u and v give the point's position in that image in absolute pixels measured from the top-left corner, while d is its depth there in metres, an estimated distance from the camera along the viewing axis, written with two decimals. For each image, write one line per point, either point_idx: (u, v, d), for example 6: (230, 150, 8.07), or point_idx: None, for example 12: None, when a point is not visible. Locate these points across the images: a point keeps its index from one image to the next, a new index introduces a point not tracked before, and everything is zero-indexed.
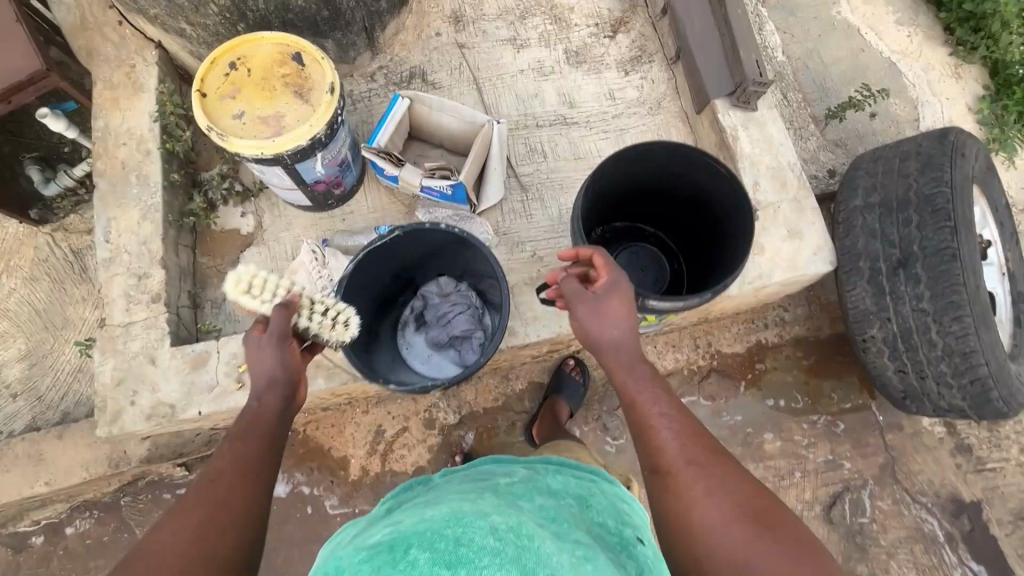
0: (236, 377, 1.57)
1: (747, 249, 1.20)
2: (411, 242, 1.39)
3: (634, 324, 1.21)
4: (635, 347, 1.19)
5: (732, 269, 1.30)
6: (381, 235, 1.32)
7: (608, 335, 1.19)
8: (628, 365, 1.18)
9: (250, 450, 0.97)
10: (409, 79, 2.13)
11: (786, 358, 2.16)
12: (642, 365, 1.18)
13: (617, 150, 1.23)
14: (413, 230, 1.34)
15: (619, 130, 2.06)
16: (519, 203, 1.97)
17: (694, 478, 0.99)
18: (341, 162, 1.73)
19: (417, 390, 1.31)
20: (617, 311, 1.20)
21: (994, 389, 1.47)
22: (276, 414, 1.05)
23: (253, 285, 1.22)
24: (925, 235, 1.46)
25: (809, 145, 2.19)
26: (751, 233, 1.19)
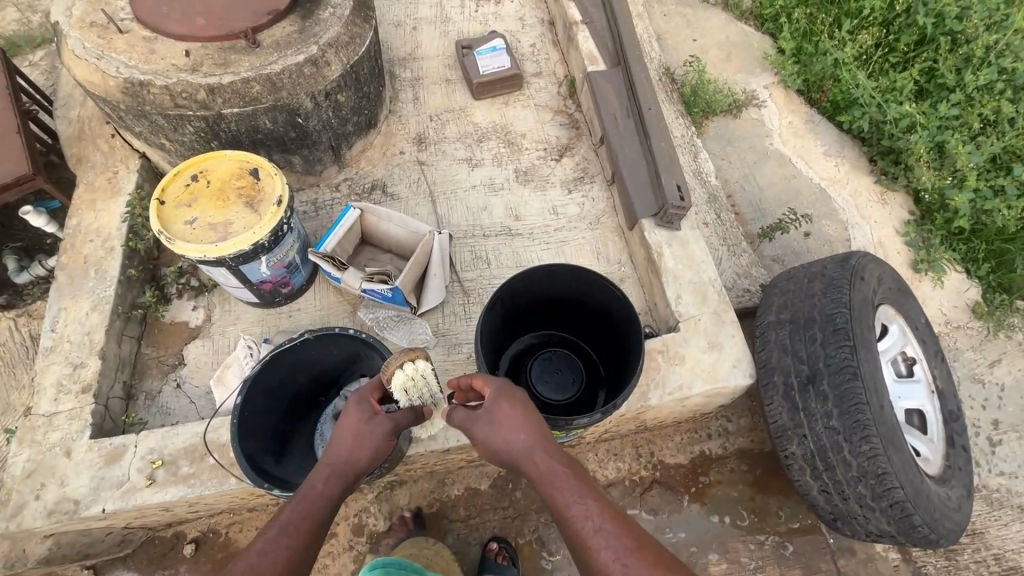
0: (149, 473, 1.55)
1: (639, 367, 1.26)
2: (323, 347, 1.44)
3: (540, 427, 1.18)
4: (552, 452, 1.15)
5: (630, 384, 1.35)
6: (291, 338, 1.38)
7: (519, 448, 1.15)
8: (551, 477, 1.12)
9: (288, 550, 1.01)
10: (370, 190, 2.32)
11: (731, 472, 2.11)
12: (562, 471, 1.12)
13: (526, 268, 1.34)
14: (321, 334, 1.40)
15: (560, 242, 2.21)
16: (461, 306, 2.05)
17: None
18: (288, 265, 1.85)
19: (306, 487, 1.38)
20: (515, 421, 1.17)
21: (914, 513, 1.43)
22: (323, 512, 1.10)
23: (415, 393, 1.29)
24: (829, 352, 1.52)
25: (742, 260, 2.31)
26: (643, 355, 1.25)
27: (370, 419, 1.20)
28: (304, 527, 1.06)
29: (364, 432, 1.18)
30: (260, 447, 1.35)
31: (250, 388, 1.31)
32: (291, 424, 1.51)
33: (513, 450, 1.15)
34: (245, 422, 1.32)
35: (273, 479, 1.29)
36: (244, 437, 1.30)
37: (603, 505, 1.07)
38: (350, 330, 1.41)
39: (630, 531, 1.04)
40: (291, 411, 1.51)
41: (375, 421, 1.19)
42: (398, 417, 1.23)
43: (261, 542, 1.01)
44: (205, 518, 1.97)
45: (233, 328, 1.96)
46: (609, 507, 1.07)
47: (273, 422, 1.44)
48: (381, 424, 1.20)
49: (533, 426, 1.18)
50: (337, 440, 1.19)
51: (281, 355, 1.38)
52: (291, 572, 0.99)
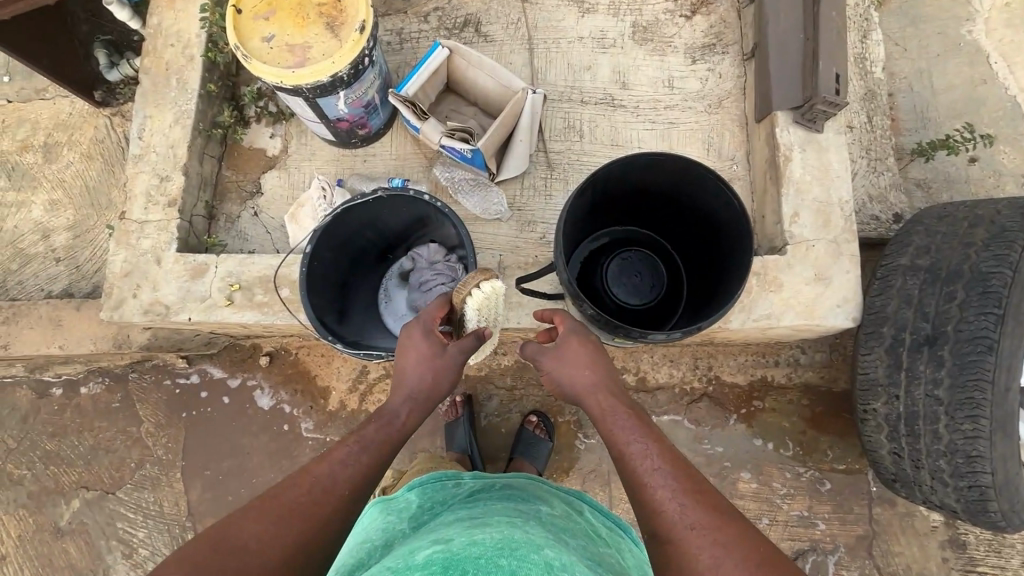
0: (228, 294, 1.64)
1: (739, 290, 1.09)
2: (393, 206, 1.36)
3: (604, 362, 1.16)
4: (617, 392, 1.12)
5: (720, 305, 1.20)
6: (363, 194, 1.30)
7: (587, 379, 1.14)
8: (611, 414, 1.08)
9: (365, 464, 1.01)
10: (462, 26, 2.02)
11: (788, 402, 2.02)
12: (624, 411, 1.09)
13: (629, 154, 1.13)
14: (395, 194, 1.30)
15: (668, 123, 1.90)
16: (542, 180, 1.87)
17: (701, 544, 0.86)
18: (367, 104, 1.71)
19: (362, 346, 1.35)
20: (582, 356, 1.16)
21: (992, 501, 1.32)
22: (403, 435, 1.10)
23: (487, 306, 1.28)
24: (965, 317, 1.28)
25: (881, 181, 1.93)
26: (747, 277, 1.08)
27: (439, 353, 1.16)
28: (384, 441, 1.06)
29: (438, 366, 1.15)
30: (328, 301, 1.37)
31: (320, 237, 1.27)
32: (355, 277, 1.49)
33: (581, 382, 1.14)
34: (315, 275, 1.31)
35: (341, 338, 1.33)
36: (314, 290, 1.31)
37: (663, 447, 1.01)
38: (425, 196, 1.32)
39: (691, 476, 0.97)
40: (358, 265, 1.49)
41: (444, 354, 1.16)
42: (463, 344, 1.18)
43: (341, 449, 1.02)
44: (278, 338, 2.15)
45: (308, 164, 1.91)
46: (669, 451, 1.01)
47: (340, 273, 1.42)
48: (449, 354, 1.17)
49: (599, 362, 1.16)
50: (408, 376, 1.15)
51: (353, 210, 1.31)
52: (369, 476, 1.00)
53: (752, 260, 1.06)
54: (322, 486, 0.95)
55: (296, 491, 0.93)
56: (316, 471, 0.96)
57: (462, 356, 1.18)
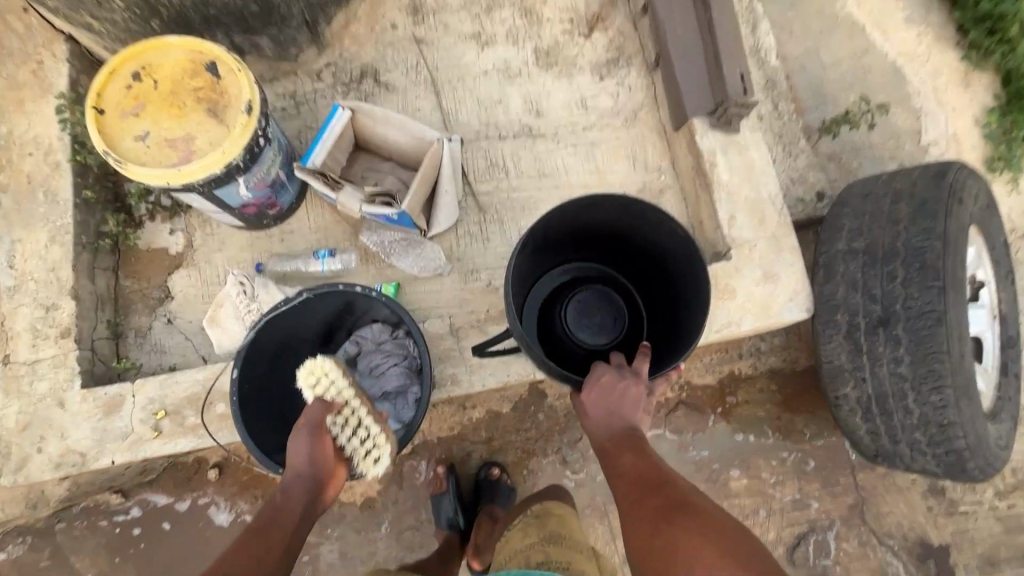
0: (154, 424, 1.45)
1: (702, 320, 1.06)
2: (320, 302, 1.27)
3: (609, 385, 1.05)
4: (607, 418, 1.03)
5: (683, 336, 1.17)
6: (286, 298, 1.21)
7: (598, 411, 1.04)
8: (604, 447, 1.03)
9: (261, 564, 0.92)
10: (360, 79, 1.91)
11: (759, 391, 2.05)
12: (614, 440, 1.02)
13: (562, 202, 1.11)
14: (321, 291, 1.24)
15: (589, 144, 1.87)
16: (476, 224, 1.80)
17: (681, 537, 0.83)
18: (272, 183, 1.56)
19: None
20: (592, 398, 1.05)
21: (969, 461, 1.36)
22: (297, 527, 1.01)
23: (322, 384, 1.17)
24: (910, 294, 1.32)
25: (799, 163, 2.00)
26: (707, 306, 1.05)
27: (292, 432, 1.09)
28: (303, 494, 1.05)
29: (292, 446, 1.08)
30: (274, 426, 1.27)
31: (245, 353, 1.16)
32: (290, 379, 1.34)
33: (587, 413, 1.05)
34: (250, 399, 1.21)
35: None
36: (255, 418, 1.20)
37: (650, 460, 0.96)
38: (355, 286, 1.25)
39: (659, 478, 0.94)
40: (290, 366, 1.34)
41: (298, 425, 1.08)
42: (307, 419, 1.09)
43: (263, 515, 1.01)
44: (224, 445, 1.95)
45: (219, 256, 1.73)
46: (657, 466, 0.95)
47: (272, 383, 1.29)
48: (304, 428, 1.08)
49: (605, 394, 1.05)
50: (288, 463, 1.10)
51: (277, 318, 1.23)
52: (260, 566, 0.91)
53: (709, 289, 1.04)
54: (250, 555, 0.92)
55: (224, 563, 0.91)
56: (242, 540, 0.95)
57: (317, 419, 1.09)
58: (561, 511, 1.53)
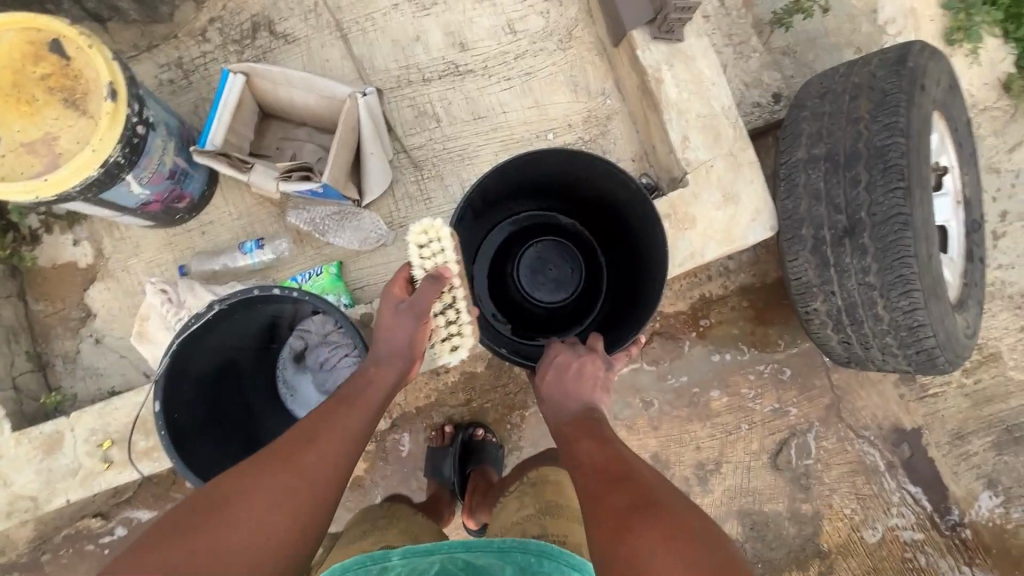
0: (102, 455, 1.35)
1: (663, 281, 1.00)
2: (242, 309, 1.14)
3: (568, 369, 1.06)
4: (567, 406, 1.02)
5: (644, 295, 1.11)
6: (197, 315, 1.07)
7: (557, 394, 1.04)
8: (568, 437, 0.99)
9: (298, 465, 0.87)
10: (252, 33, 1.66)
11: (731, 310, 2.02)
12: (580, 430, 0.98)
13: (502, 160, 1.01)
14: (237, 300, 1.09)
15: (525, 74, 1.68)
16: (414, 184, 1.64)
17: (649, 533, 0.75)
18: (170, 174, 1.37)
19: None
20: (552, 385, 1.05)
21: (940, 357, 1.35)
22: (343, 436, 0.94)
23: (432, 249, 1.05)
24: (875, 199, 1.25)
25: (752, 64, 1.84)
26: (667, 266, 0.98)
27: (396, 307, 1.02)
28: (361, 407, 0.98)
29: (394, 321, 1.03)
30: (220, 448, 1.18)
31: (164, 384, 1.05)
32: (228, 391, 1.25)
33: (547, 395, 1.05)
34: (186, 428, 1.11)
35: None
36: (193, 447, 1.11)
37: (608, 449, 0.92)
38: (272, 288, 1.11)
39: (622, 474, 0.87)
40: (227, 376, 1.25)
41: (403, 303, 1.02)
42: (423, 288, 1.02)
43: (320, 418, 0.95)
44: None
45: (136, 261, 1.56)
46: (616, 455, 0.91)
47: (209, 401, 1.19)
48: (410, 307, 1.02)
49: (565, 382, 1.05)
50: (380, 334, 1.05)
51: (196, 337, 1.10)
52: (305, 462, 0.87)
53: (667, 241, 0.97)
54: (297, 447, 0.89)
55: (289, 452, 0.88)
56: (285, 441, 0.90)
57: (424, 305, 1.03)
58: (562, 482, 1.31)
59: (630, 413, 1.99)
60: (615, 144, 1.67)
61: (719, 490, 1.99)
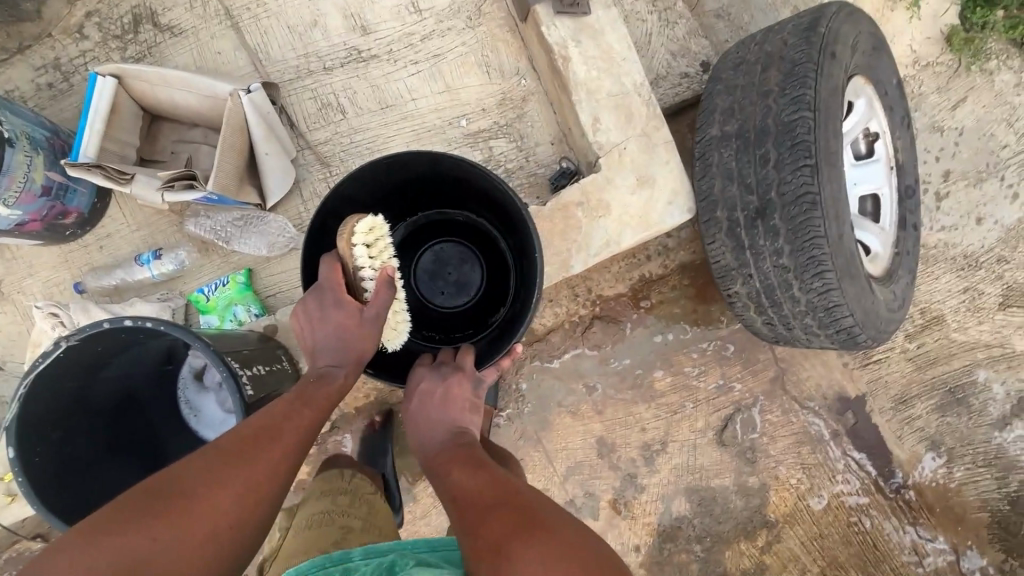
0: (6, 489, 1.31)
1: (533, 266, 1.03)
2: (102, 343, 1.05)
3: (434, 398, 1.06)
4: (434, 431, 1.03)
5: (529, 283, 1.16)
6: (43, 356, 0.99)
7: (425, 422, 1.05)
8: (440, 467, 0.97)
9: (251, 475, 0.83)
10: (134, 27, 1.53)
11: (672, 289, 1.98)
12: (452, 456, 0.97)
13: (364, 163, 1.04)
14: (87, 336, 1.00)
15: (433, 55, 1.58)
16: (323, 182, 1.55)
17: (531, 551, 0.73)
18: (46, 190, 1.29)
19: None
20: (424, 417, 1.05)
21: (861, 334, 1.32)
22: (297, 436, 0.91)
23: (376, 246, 1.06)
24: (784, 177, 1.19)
25: (678, 31, 1.75)
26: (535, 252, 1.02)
27: (354, 313, 0.99)
28: (322, 402, 0.96)
29: (350, 328, 0.99)
30: (112, 483, 1.11)
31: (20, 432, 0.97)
32: (118, 424, 1.18)
33: (415, 424, 1.06)
34: (63, 470, 1.04)
35: None
36: (75, 485, 1.05)
37: (482, 473, 0.90)
38: (129, 319, 1.02)
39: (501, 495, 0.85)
40: (115, 408, 1.18)
41: (367, 311, 0.99)
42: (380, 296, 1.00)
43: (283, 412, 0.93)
44: None
45: (31, 281, 1.48)
46: (490, 478, 0.90)
47: (97, 436, 1.13)
48: (372, 310, 0.99)
49: (435, 413, 1.04)
50: (325, 338, 0.99)
51: (53, 377, 1.01)
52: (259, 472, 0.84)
53: (533, 230, 1.02)
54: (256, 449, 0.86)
55: (247, 453, 0.85)
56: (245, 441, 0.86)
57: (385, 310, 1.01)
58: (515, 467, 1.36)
59: (573, 399, 1.97)
60: (532, 127, 1.58)
61: (665, 469, 1.98)
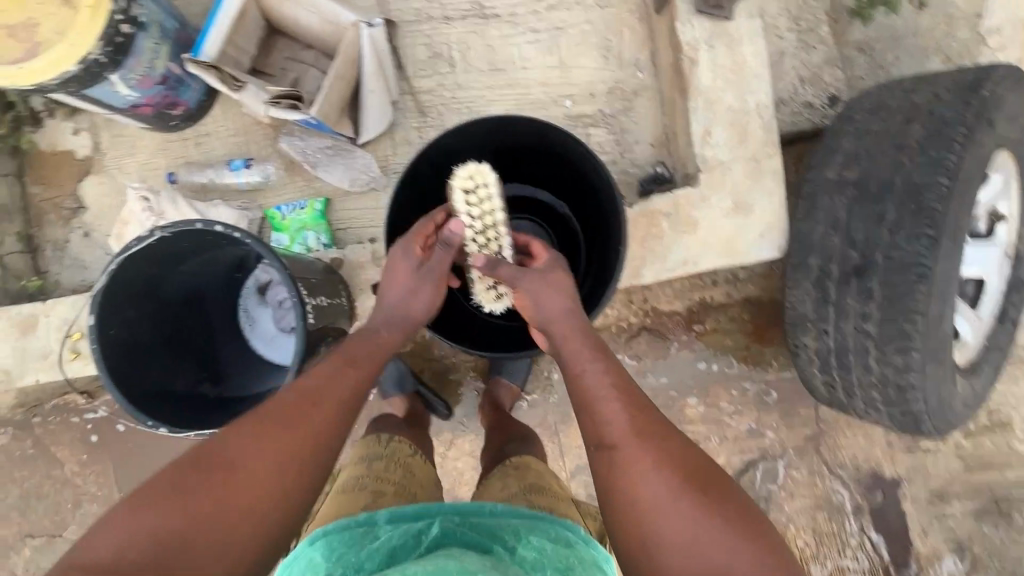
0: (71, 346, 1.40)
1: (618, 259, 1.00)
2: (188, 239, 1.10)
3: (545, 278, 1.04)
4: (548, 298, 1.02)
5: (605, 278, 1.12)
6: (138, 239, 1.04)
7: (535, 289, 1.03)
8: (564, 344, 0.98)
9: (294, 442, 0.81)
10: None
11: (730, 320, 1.91)
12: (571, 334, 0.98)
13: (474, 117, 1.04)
14: (181, 230, 1.04)
15: (555, 27, 1.53)
16: (415, 130, 1.55)
17: (658, 468, 0.81)
18: (162, 79, 1.33)
19: (193, 424, 1.11)
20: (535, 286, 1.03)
21: (925, 423, 1.25)
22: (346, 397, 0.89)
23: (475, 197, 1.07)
24: (897, 242, 1.12)
25: (814, 57, 1.63)
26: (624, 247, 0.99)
27: (413, 272, 1.02)
28: (366, 362, 0.94)
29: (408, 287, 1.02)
30: (164, 371, 1.16)
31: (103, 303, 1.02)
32: (182, 317, 1.23)
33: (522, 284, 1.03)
34: (126, 347, 1.09)
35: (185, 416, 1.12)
36: (134, 364, 1.10)
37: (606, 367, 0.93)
38: (220, 224, 1.06)
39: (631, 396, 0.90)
40: (182, 301, 1.23)
41: (423, 267, 1.02)
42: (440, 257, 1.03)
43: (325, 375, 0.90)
44: None
45: (129, 161, 1.55)
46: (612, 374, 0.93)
47: (161, 324, 1.18)
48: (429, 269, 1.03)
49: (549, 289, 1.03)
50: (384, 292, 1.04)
51: (140, 260, 1.07)
52: (302, 439, 0.82)
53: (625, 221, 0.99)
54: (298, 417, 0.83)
55: (290, 419, 0.83)
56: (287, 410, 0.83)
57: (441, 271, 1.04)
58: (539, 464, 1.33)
59: None
60: (636, 123, 1.53)
61: None
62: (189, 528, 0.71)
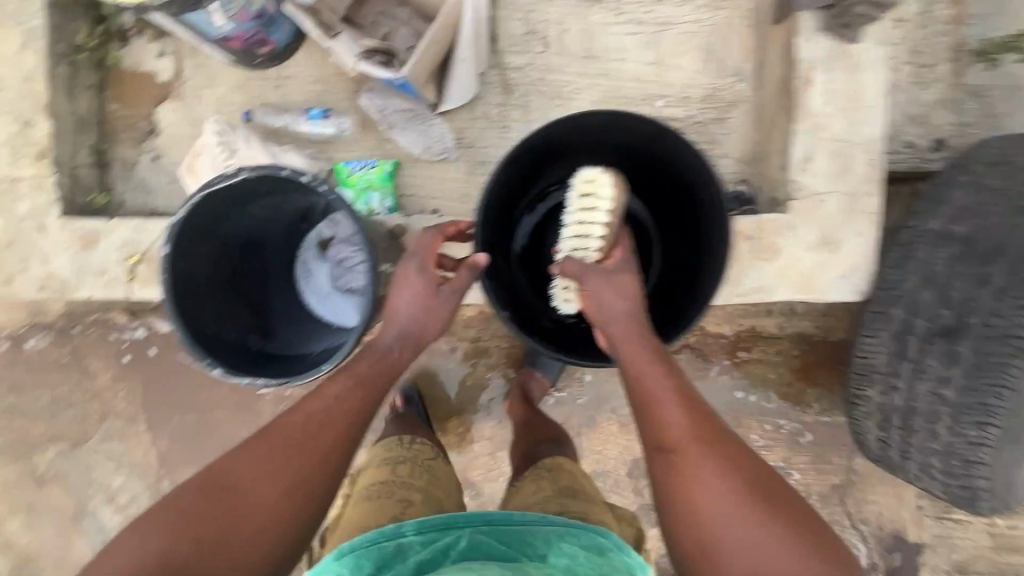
0: (128, 268, 1.41)
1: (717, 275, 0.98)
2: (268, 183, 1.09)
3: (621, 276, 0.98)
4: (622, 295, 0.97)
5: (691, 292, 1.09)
6: (226, 175, 1.04)
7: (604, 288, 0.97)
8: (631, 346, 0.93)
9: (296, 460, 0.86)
10: None
11: (777, 353, 1.85)
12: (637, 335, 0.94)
13: (587, 110, 1.02)
14: (265, 174, 1.04)
15: (660, 22, 1.46)
16: (497, 106, 1.50)
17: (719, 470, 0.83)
18: (258, 14, 1.31)
19: (242, 369, 1.10)
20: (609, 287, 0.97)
21: (982, 501, 1.17)
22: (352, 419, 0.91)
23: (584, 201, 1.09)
24: (999, 309, 1.05)
25: (926, 95, 1.53)
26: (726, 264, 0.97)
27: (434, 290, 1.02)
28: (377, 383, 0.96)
29: (428, 303, 1.02)
30: (219, 311, 1.15)
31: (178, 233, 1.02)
32: (242, 260, 1.23)
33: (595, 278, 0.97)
34: (188, 281, 1.09)
35: (233, 359, 1.12)
36: (193, 299, 1.09)
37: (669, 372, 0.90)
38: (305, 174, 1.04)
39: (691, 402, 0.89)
40: (245, 244, 1.23)
41: (444, 285, 1.03)
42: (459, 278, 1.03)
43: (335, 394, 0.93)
44: None
45: (208, 93, 1.54)
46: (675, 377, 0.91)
47: (222, 263, 1.18)
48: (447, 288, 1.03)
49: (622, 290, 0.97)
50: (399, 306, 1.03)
51: (218, 196, 1.06)
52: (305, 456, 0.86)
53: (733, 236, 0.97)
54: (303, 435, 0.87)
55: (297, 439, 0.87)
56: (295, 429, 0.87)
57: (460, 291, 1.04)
58: (571, 468, 1.31)
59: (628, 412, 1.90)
60: (726, 136, 1.45)
61: None
62: (198, 553, 0.77)
